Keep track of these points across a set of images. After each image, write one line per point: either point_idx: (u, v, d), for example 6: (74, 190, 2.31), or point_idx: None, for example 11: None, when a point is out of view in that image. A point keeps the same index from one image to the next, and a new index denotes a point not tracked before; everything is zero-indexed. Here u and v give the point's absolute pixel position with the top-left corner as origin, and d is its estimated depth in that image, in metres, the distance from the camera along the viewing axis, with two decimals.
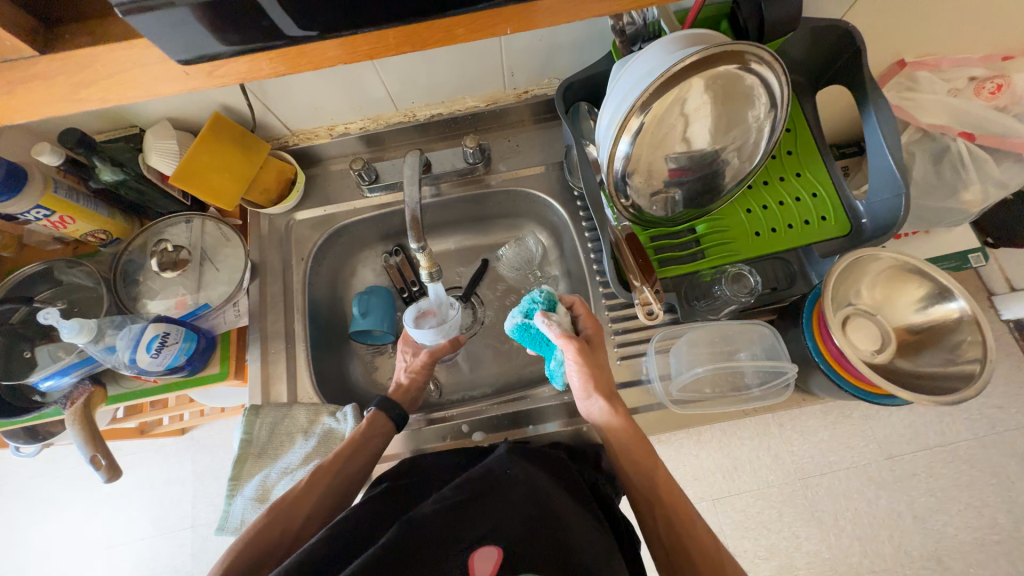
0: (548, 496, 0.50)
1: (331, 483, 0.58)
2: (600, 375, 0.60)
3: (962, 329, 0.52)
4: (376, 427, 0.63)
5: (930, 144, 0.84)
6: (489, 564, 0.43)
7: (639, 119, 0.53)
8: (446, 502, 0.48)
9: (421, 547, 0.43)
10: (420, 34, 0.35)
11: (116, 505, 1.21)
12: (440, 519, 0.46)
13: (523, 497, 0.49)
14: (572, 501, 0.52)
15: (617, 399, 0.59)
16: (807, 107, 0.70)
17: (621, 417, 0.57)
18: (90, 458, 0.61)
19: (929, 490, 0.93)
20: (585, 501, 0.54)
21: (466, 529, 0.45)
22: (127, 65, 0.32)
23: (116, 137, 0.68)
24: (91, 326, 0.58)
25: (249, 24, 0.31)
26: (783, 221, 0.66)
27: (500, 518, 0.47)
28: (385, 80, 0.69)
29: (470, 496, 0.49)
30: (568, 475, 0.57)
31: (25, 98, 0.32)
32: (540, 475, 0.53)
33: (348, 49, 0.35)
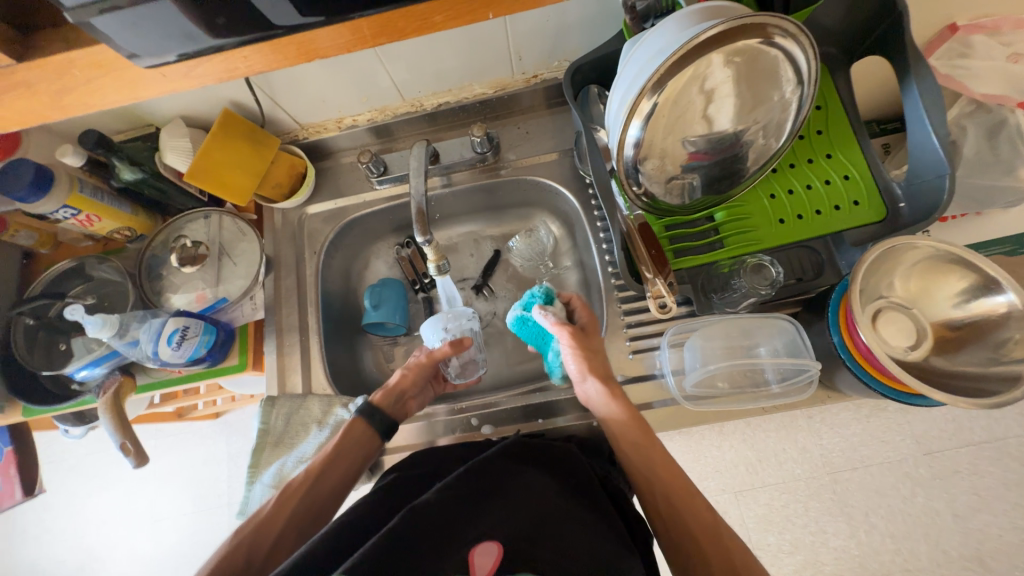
0: (547, 499, 0.49)
1: (314, 480, 0.59)
2: (595, 360, 0.61)
3: (1010, 325, 0.48)
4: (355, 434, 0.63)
5: (985, 116, 0.75)
6: (489, 560, 0.44)
7: (650, 101, 0.50)
8: (452, 492, 0.48)
9: (427, 534, 0.44)
10: (391, 27, 0.35)
11: (159, 483, 1.29)
12: (445, 510, 0.46)
13: (528, 495, 0.49)
14: (577, 502, 0.51)
15: (614, 385, 0.60)
16: (841, 81, 0.64)
17: (618, 401, 0.58)
18: (119, 445, 0.65)
19: (971, 489, 0.87)
20: (596, 500, 0.52)
21: (467, 525, 0.46)
22: (95, 74, 0.33)
23: (135, 137, 0.71)
24: (113, 321, 0.62)
25: (211, 25, 0.31)
26: (810, 207, 0.62)
27: (505, 516, 0.47)
28: (391, 70, 0.68)
29: (473, 495, 0.48)
30: (573, 469, 0.55)
31: (20, 105, 0.34)
32: (545, 477, 0.52)
33: (317, 43, 0.35)
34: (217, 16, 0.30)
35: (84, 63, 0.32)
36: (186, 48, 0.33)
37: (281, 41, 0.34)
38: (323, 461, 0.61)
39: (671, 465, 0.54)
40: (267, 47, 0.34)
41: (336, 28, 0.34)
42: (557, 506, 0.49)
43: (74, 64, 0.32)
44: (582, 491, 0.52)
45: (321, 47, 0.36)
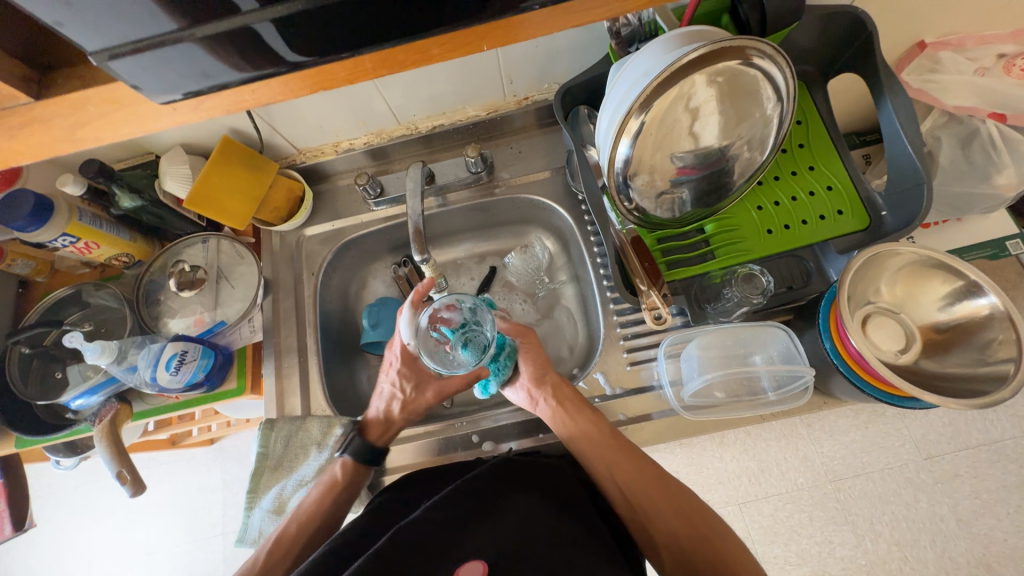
0: (535, 520, 0.49)
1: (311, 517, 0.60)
2: (542, 366, 0.65)
3: (993, 326, 0.49)
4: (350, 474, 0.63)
5: (957, 127, 0.79)
6: None
7: (638, 120, 0.52)
8: (442, 509, 0.48)
9: (420, 551, 0.45)
10: (395, 58, 0.36)
11: (153, 513, 1.26)
12: (436, 525, 0.47)
13: (518, 513, 0.50)
14: (564, 518, 0.51)
15: (564, 390, 0.63)
16: (818, 97, 0.68)
17: (570, 404, 0.61)
18: (117, 474, 0.64)
19: (973, 492, 0.87)
20: (585, 517, 0.53)
21: (454, 545, 0.46)
22: (108, 111, 0.34)
23: (134, 164, 0.72)
24: (112, 347, 0.62)
25: (219, 64, 0.32)
26: (797, 217, 0.64)
27: (493, 532, 0.47)
28: (386, 96, 0.70)
29: (464, 512, 0.49)
30: (561, 483, 0.56)
31: (28, 141, 0.35)
32: (534, 498, 0.52)
33: (326, 76, 0.36)
34: (228, 56, 0.32)
35: (98, 101, 0.33)
36: (197, 85, 0.34)
37: (287, 77, 0.35)
38: (316, 499, 0.61)
39: (639, 464, 0.56)
40: (274, 82, 0.36)
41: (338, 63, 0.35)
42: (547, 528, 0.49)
43: (89, 102, 0.33)
44: (570, 505, 0.53)
45: (326, 80, 0.37)
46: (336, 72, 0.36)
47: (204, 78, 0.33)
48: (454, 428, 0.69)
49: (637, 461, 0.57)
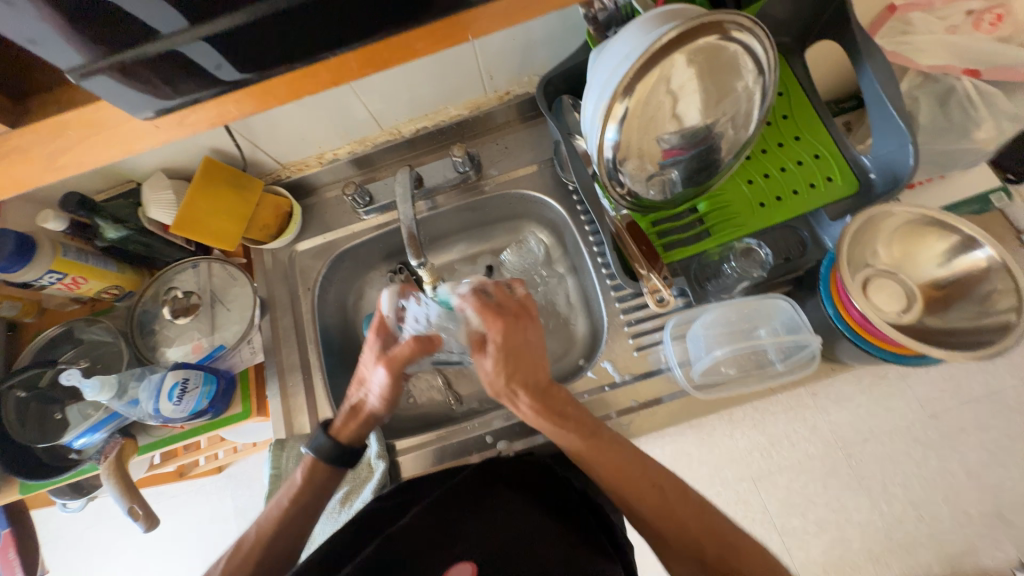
0: (517, 515, 0.53)
1: (290, 520, 0.60)
2: (523, 375, 0.54)
3: (993, 278, 0.50)
4: (317, 476, 0.61)
5: (933, 86, 0.78)
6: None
7: (623, 105, 0.52)
8: (425, 521, 0.51)
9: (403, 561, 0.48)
10: (374, 55, 0.41)
11: (167, 547, 1.24)
12: (420, 539, 0.50)
13: (499, 511, 0.54)
14: (545, 514, 0.55)
15: (551, 395, 0.56)
16: (798, 67, 0.68)
17: (552, 413, 0.54)
18: (128, 509, 0.63)
19: (979, 445, 0.88)
20: (566, 513, 0.56)
21: (439, 547, 0.50)
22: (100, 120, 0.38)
23: (115, 194, 0.70)
24: (111, 382, 0.60)
25: None
26: (787, 188, 0.64)
27: (476, 536, 0.51)
28: (366, 101, 0.69)
29: (448, 520, 0.52)
30: (548, 485, 0.59)
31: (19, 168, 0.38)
32: (518, 497, 0.55)
33: (312, 78, 0.42)
34: None
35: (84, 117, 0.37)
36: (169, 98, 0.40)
37: (276, 79, 0.41)
38: (291, 506, 0.60)
39: (623, 456, 0.54)
40: None
41: (328, 66, 0.41)
42: (531, 530, 0.52)
43: (68, 125, 0.37)
44: (556, 509, 0.56)
45: (312, 80, 0.42)
46: (321, 74, 0.42)
47: (176, 92, 0.40)
48: (466, 431, 0.69)
49: (623, 454, 0.54)
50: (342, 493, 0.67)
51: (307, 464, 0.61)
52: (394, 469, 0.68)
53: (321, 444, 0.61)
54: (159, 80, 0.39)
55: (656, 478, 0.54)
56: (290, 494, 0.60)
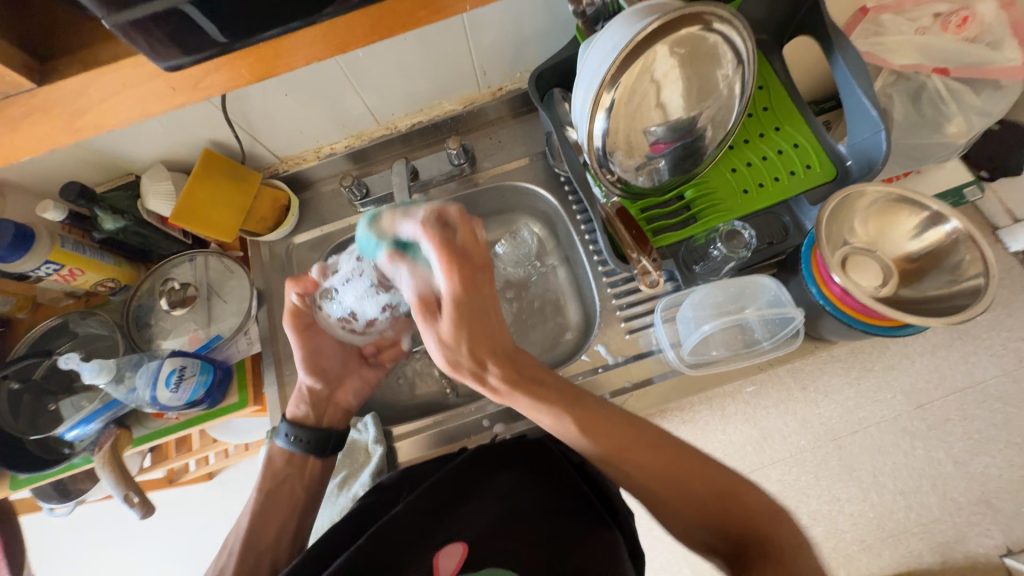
0: (515, 495, 0.54)
1: (258, 515, 0.62)
2: (473, 338, 0.51)
3: (961, 249, 0.54)
4: (273, 469, 0.65)
5: (906, 84, 0.82)
6: (453, 560, 0.48)
7: (610, 94, 0.54)
8: (419, 506, 0.52)
9: (397, 548, 0.49)
10: (378, 24, 0.42)
11: (156, 554, 1.22)
12: (415, 522, 0.51)
13: (499, 491, 0.54)
14: (544, 490, 0.56)
15: (515, 360, 0.54)
16: (775, 61, 0.71)
17: (516, 382, 0.53)
18: (124, 497, 0.65)
19: (965, 434, 0.88)
20: (568, 484, 0.57)
21: (435, 532, 0.50)
22: (116, 90, 0.40)
23: (113, 186, 0.71)
24: (110, 366, 0.61)
25: None
26: (769, 174, 0.67)
27: (473, 516, 0.52)
28: (363, 95, 0.71)
29: (443, 502, 0.53)
30: (548, 461, 0.59)
31: (26, 134, 0.39)
32: (514, 476, 0.56)
33: (317, 46, 0.42)
34: None
35: (100, 85, 0.39)
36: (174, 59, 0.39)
37: (281, 40, 0.41)
38: (259, 497, 0.63)
39: (610, 421, 0.53)
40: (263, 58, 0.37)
41: (333, 27, 0.41)
42: (530, 504, 0.54)
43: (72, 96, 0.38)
44: (554, 486, 0.56)
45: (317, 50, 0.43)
46: (326, 40, 0.42)
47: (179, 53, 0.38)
48: (463, 415, 0.69)
49: (607, 423, 0.53)
50: (340, 478, 0.68)
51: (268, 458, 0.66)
52: (392, 455, 0.69)
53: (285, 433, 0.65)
54: (155, 38, 0.36)
55: (655, 439, 0.53)
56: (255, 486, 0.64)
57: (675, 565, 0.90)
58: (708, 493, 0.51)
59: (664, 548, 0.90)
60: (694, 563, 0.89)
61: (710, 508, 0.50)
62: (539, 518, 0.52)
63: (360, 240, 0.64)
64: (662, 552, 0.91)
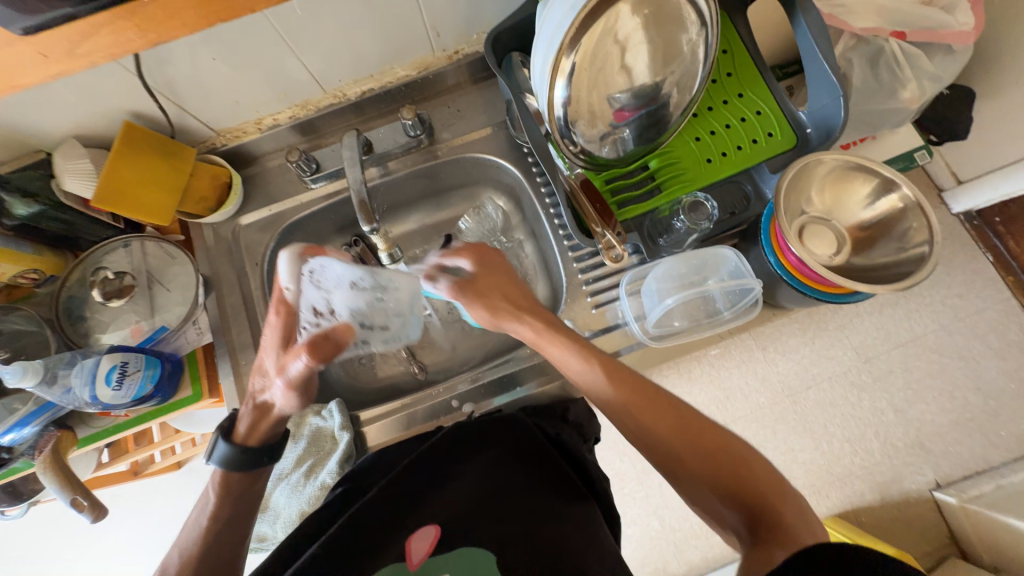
0: (490, 475, 0.55)
1: (215, 539, 0.56)
2: (504, 295, 0.62)
3: (909, 216, 0.55)
4: (232, 485, 0.57)
5: (864, 48, 0.81)
6: (426, 543, 0.49)
7: (570, 59, 0.52)
8: (392, 489, 0.51)
9: (366, 534, 0.48)
10: None
11: (127, 546, 1.18)
12: (385, 507, 0.50)
13: (474, 473, 0.55)
14: (517, 469, 0.56)
15: (545, 313, 0.61)
16: (740, 24, 0.69)
17: (552, 326, 0.59)
18: (71, 501, 0.61)
19: (905, 384, 0.93)
20: (545, 462, 0.57)
21: (408, 516, 0.51)
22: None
23: (21, 166, 0.63)
24: (36, 367, 0.56)
25: None
26: (731, 143, 0.66)
27: (446, 499, 0.52)
28: (304, 60, 0.65)
29: (416, 486, 0.52)
30: (527, 440, 0.58)
31: None
32: (490, 456, 0.57)
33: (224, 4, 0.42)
34: None
35: None
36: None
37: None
38: (215, 523, 0.57)
39: (636, 381, 0.55)
40: None
41: None
42: (502, 484, 0.54)
43: None
44: (530, 468, 0.57)
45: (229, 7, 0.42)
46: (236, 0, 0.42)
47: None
48: (432, 397, 0.69)
49: (638, 386, 0.55)
50: (306, 467, 0.67)
51: (216, 478, 0.57)
52: (359, 440, 0.68)
53: (225, 453, 0.57)
54: None
55: (668, 397, 0.54)
56: (208, 511, 0.57)
57: (646, 520, 0.94)
58: (715, 453, 0.50)
59: (635, 503, 0.95)
60: (663, 517, 0.94)
61: (727, 483, 0.48)
62: (512, 495, 0.54)
63: (343, 268, 0.59)
64: (633, 508, 0.94)
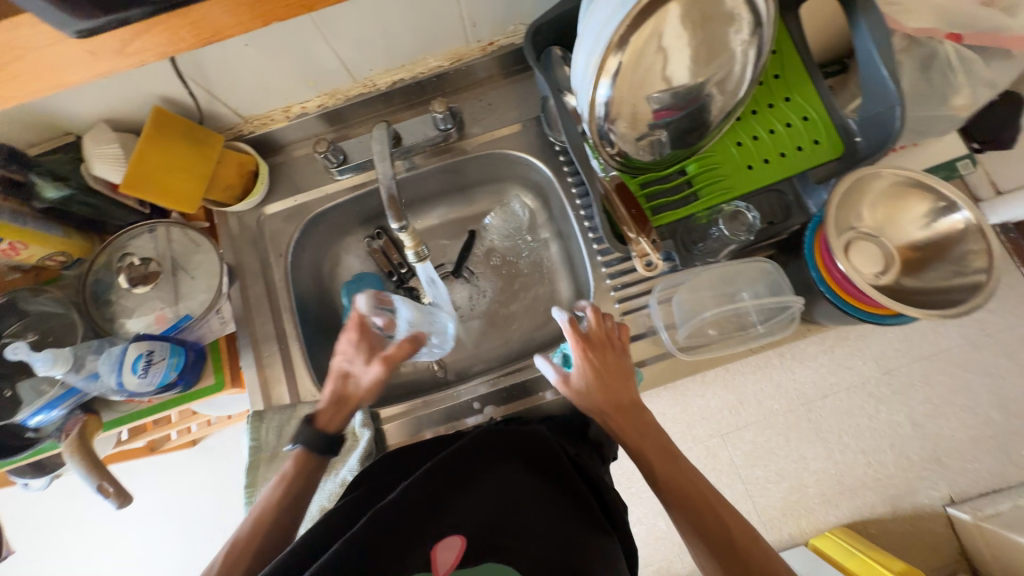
0: (513, 488, 0.53)
1: (276, 518, 0.56)
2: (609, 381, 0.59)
3: (969, 240, 0.53)
4: (307, 468, 0.59)
5: (918, 50, 0.76)
6: (451, 554, 0.46)
7: (617, 58, 0.49)
8: (422, 489, 0.51)
9: (390, 537, 0.47)
10: None
11: (141, 518, 1.21)
12: (410, 509, 0.49)
13: (498, 483, 0.54)
14: (541, 484, 0.55)
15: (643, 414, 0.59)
16: (792, 24, 0.66)
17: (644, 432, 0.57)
18: (97, 488, 0.61)
19: (925, 398, 0.90)
20: (565, 478, 0.57)
21: (431, 520, 0.49)
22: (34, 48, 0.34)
23: (51, 150, 0.64)
24: (66, 355, 0.56)
25: None
26: (775, 150, 0.63)
27: (467, 508, 0.50)
28: (336, 48, 0.63)
29: (439, 491, 0.51)
30: (551, 456, 0.59)
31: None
32: (517, 467, 0.56)
33: None
34: None
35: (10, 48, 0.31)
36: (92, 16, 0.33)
37: None
38: (282, 500, 0.57)
39: (693, 479, 0.55)
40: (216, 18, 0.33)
41: None
42: (523, 497, 0.53)
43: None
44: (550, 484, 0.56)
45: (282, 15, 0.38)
46: None
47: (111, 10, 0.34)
48: (455, 397, 0.69)
49: (695, 486, 0.55)
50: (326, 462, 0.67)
51: (295, 457, 0.60)
52: (379, 439, 0.68)
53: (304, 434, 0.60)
54: None
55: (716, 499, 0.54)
56: (280, 488, 0.58)
57: (652, 522, 0.94)
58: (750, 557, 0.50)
59: (641, 504, 0.94)
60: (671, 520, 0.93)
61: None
62: (533, 508, 0.52)
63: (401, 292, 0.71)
64: (639, 509, 0.94)
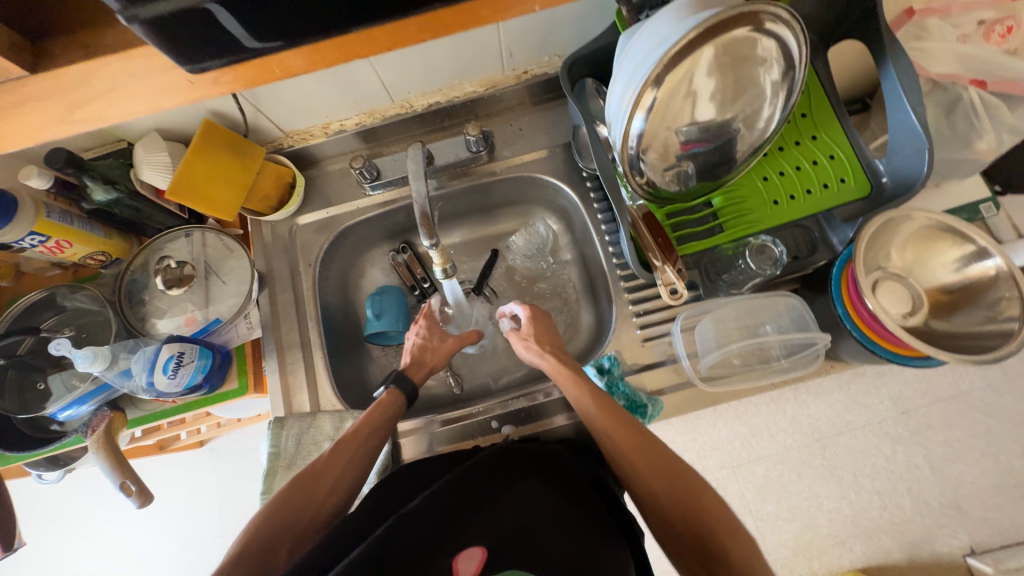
0: (535, 506, 0.52)
1: (330, 469, 0.58)
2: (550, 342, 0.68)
3: (1000, 286, 0.53)
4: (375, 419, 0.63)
5: (941, 94, 0.76)
6: (472, 564, 0.46)
7: (652, 93, 0.50)
8: (441, 500, 0.50)
9: (407, 548, 0.46)
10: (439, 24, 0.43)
11: (145, 516, 1.22)
12: (430, 520, 0.48)
13: (520, 497, 0.52)
14: (562, 504, 0.53)
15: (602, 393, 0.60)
16: (820, 67, 0.67)
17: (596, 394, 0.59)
18: (119, 485, 0.62)
19: (945, 441, 0.88)
20: (585, 499, 0.55)
21: (452, 533, 0.48)
22: None
23: (105, 153, 0.67)
24: (104, 353, 0.58)
25: None
26: (801, 186, 0.64)
27: (489, 522, 0.49)
28: (378, 71, 0.66)
29: (460, 503, 0.50)
30: (568, 473, 0.56)
31: None
32: (539, 485, 0.54)
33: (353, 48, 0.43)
34: None
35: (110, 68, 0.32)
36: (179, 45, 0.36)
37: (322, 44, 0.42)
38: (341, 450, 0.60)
39: (686, 485, 0.52)
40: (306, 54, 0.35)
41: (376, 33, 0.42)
42: (544, 516, 0.51)
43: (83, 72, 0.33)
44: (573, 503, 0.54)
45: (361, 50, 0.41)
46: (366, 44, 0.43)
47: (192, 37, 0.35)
48: (473, 416, 0.69)
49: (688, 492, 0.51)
50: None
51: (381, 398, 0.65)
52: (395, 451, 0.69)
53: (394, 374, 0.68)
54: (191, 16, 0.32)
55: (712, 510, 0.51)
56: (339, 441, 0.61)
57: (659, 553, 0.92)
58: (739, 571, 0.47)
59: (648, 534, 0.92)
60: None
61: None
62: (552, 531, 0.50)
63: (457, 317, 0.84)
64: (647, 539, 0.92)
